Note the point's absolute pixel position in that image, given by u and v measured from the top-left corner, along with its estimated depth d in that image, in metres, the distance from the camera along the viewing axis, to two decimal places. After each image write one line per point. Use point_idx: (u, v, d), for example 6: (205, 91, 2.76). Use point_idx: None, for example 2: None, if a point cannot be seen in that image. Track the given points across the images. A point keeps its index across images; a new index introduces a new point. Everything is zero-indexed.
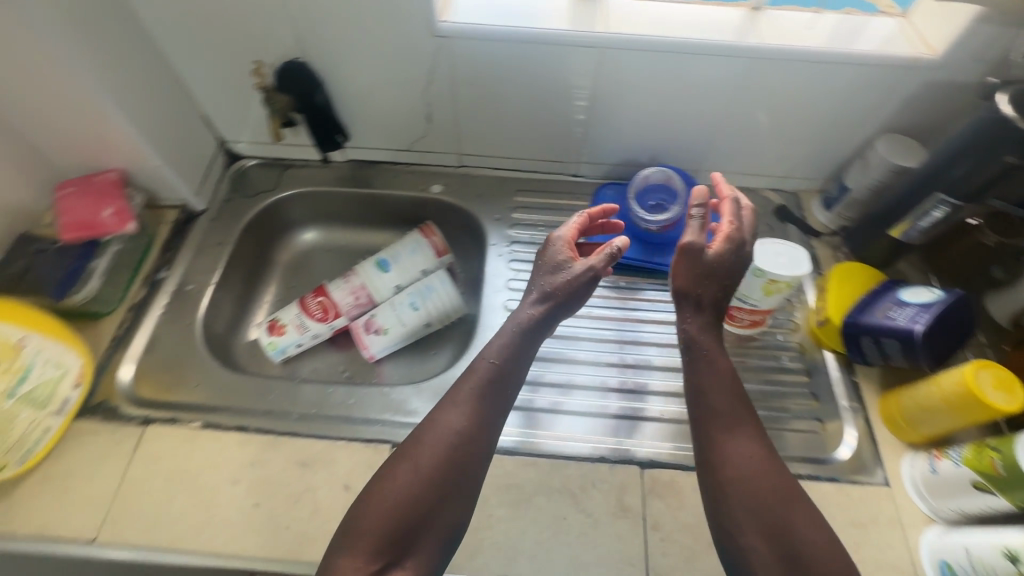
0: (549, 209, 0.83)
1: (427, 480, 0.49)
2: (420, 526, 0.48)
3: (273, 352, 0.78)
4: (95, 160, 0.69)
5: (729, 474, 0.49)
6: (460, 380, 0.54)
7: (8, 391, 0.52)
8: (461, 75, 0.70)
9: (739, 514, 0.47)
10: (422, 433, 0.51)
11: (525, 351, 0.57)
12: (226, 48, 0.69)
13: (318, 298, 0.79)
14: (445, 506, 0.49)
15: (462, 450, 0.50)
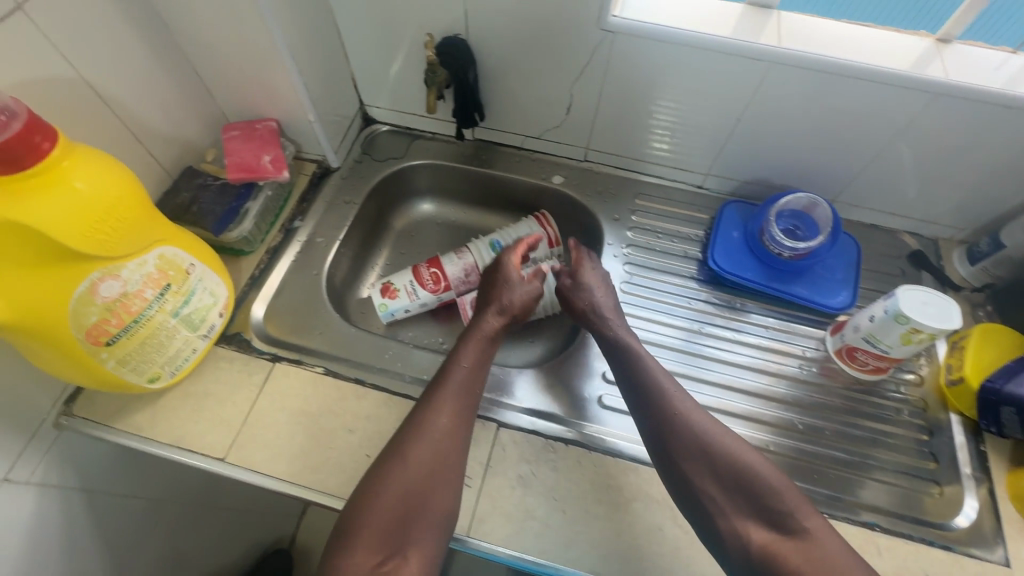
0: (669, 217, 0.82)
1: (423, 471, 0.54)
2: (421, 506, 0.53)
3: (382, 313, 0.81)
4: (257, 108, 0.73)
5: (677, 449, 0.55)
6: (434, 385, 0.60)
7: (177, 311, 0.57)
8: (613, 72, 0.70)
9: (694, 476, 0.54)
10: (410, 439, 0.55)
11: (483, 358, 0.64)
12: (390, 16, 0.71)
13: (431, 269, 0.82)
14: (439, 489, 0.54)
15: (450, 449, 0.56)
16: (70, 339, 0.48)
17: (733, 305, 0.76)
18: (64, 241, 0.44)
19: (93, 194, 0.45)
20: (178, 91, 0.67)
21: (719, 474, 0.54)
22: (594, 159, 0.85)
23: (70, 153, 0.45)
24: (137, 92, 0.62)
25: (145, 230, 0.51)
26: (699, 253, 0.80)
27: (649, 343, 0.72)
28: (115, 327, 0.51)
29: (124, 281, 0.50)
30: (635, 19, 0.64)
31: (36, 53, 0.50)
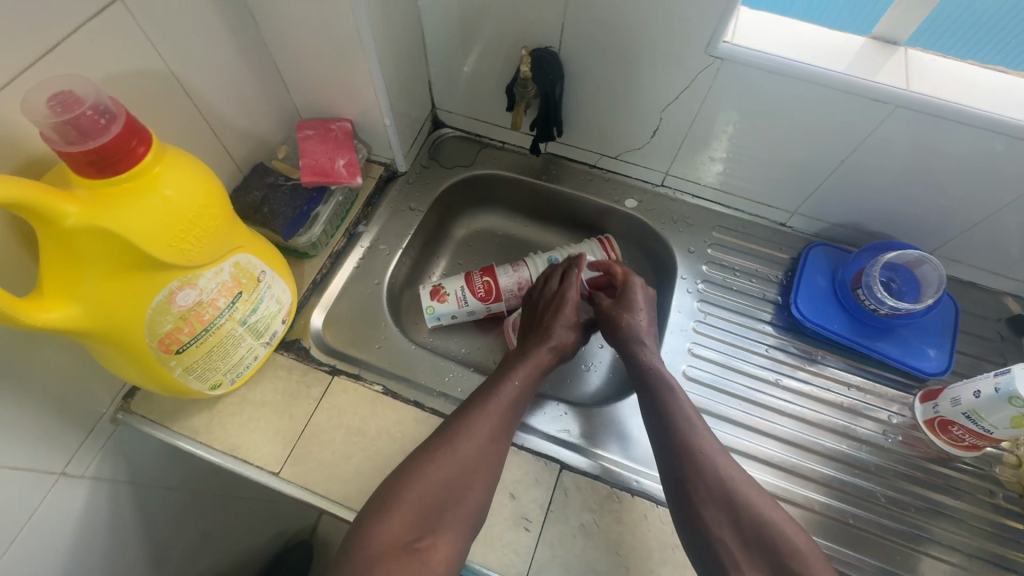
0: (749, 254, 0.78)
1: (467, 463, 0.53)
2: (455, 497, 0.52)
3: (428, 316, 0.76)
4: (333, 107, 0.71)
5: (693, 480, 0.53)
6: (490, 387, 0.59)
7: (245, 319, 0.55)
8: (713, 99, 0.65)
9: (706, 511, 0.52)
10: (462, 432, 0.54)
11: (537, 373, 0.62)
12: (480, 22, 0.68)
13: (485, 277, 0.76)
14: (477, 483, 0.53)
15: (495, 454, 0.54)
16: (144, 346, 0.47)
17: (811, 356, 0.71)
18: (149, 250, 0.42)
19: (180, 202, 0.43)
20: (257, 85, 0.65)
21: (734, 511, 0.51)
22: (671, 184, 0.80)
23: (161, 157, 0.42)
24: (219, 85, 0.60)
25: (225, 239, 0.49)
26: (779, 297, 0.75)
27: (716, 388, 0.68)
28: (187, 335, 0.49)
29: (200, 289, 0.48)
30: (748, 46, 0.59)
31: (130, 44, 0.48)
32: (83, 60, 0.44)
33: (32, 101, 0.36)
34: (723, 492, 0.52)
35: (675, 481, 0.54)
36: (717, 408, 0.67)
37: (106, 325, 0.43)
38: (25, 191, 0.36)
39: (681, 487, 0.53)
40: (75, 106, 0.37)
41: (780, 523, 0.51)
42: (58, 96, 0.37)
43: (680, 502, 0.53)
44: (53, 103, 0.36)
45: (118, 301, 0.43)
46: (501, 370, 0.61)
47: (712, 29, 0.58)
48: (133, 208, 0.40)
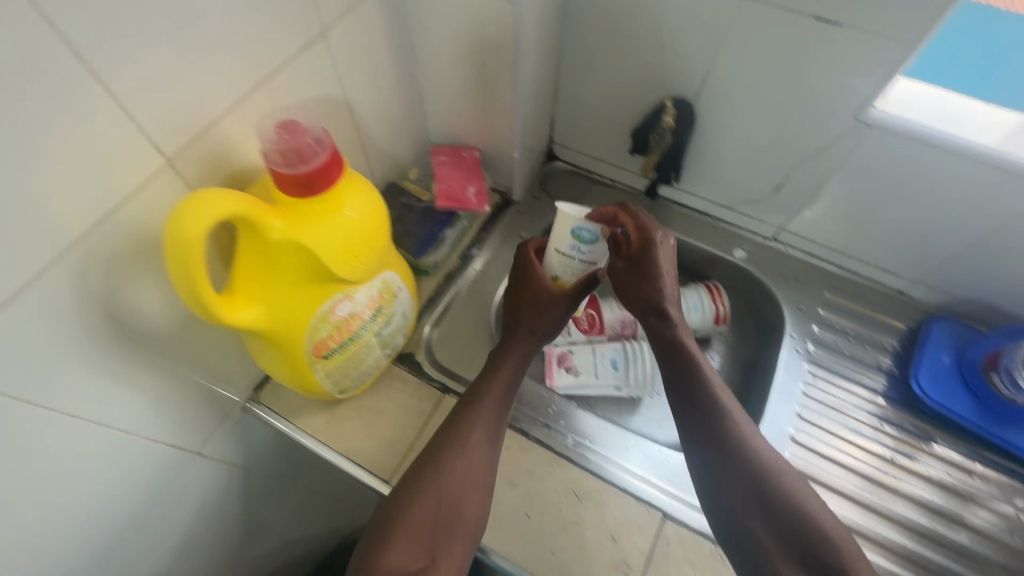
0: (863, 320, 0.75)
1: (458, 481, 0.53)
2: (456, 513, 0.52)
3: None
4: (467, 136, 0.75)
5: (727, 486, 0.53)
6: (468, 404, 0.58)
7: (379, 331, 0.58)
8: (850, 163, 0.65)
9: (744, 516, 0.52)
10: (448, 455, 0.54)
11: (508, 383, 0.61)
12: (618, 70, 0.70)
13: (589, 310, 0.79)
14: (474, 498, 0.53)
15: (481, 467, 0.55)
16: (301, 350, 0.50)
17: (927, 436, 0.68)
18: (329, 264, 0.45)
19: (358, 222, 0.47)
20: (404, 112, 0.70)
21: (768, 512, 0.51)
22: (784, 240, 0.79)
23: (349, 182, 0.46)
24: (377, 112, 0.64)
25: (382, 257, 0.52)
26: (895, 368, 0.73)
27: (818, 453, 0.67)
28: (335, 342, 0.53)
29: (355, 302, 0.51)
30: (901, 117, 0.58)
31: (322, 74, 0.53)
32: (288, 88, 0.49)
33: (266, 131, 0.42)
34: (755, 494, 0.52)
35: (714, 486, 0.54)
36: (824, 477, 0.65)
37: (278, 328, 0.47)
38: (247, 206, 0.40)
39: (718, 494, 0.53)
40: (298, 135, 0.42)
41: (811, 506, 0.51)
42: (286, 127, 0.42)
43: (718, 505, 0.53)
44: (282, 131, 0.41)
45: (293, 308, 0.47)
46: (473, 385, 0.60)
47: (864, 96, 0.58)
48: (324, 226, 0.44)
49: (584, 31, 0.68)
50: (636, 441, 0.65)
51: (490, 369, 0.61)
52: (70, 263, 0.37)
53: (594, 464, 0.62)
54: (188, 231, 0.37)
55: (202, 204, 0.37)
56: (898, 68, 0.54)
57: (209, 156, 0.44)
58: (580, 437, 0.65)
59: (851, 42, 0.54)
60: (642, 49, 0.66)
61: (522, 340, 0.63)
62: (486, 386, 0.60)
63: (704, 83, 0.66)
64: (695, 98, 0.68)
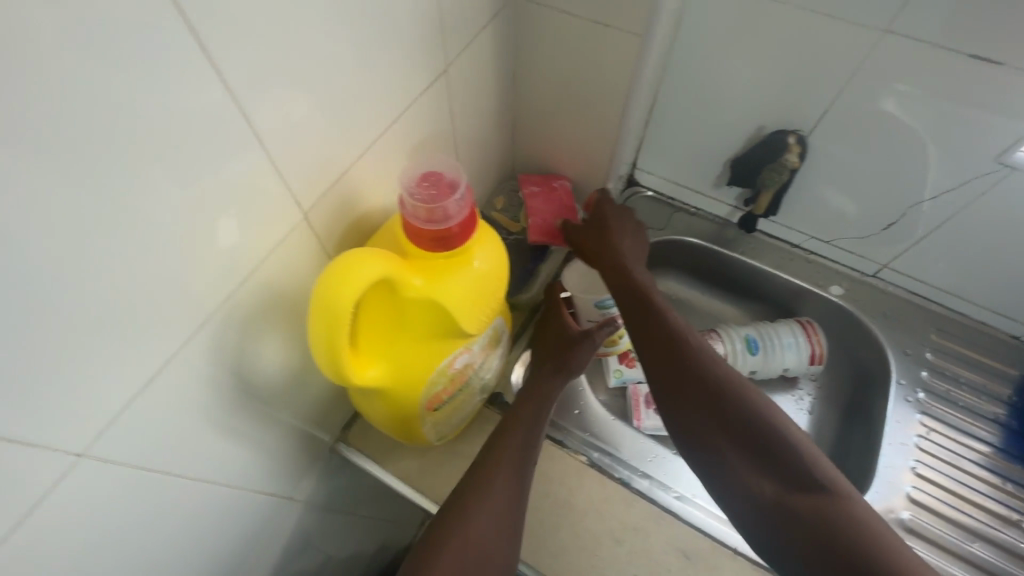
0: (976, 367, 0.71)
1: (485, 532, 0.48)
2: (482, 568, 0.47)
3: (614, 378, 0.76)
4: (557, 165, 0.72)
5: (751, 492, 0.47)
6: (494, 448, 0.53)
7: (483, 378, 0.56)
8: (981, 204, 0.60)
9: (773, 528, 0.46)
10: (475, 498, 0.49)
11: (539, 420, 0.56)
12: (722, 99, 0.67)
13: None
14: (500, 550, 0.48)
15: (508, 513, 0.50)
16: (415, 404, 0.48)
17: None
18: (458, 320, 0.43)
19: (487, 275, 0.44)
20: (497, 141, 0.67)
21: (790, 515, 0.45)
22: (885, 277, 0.75)
23: (480, 233, 0.44)
24: (475, 143, 0.62)
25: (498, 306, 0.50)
26: (1014, 421, 0.67)
27: (932, 509, 0.62)
28: (446, 395, 0.50)
29: (471, 353, 0.49)
30: None
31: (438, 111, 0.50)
32: (410, 128, 0.47)
33: (408, 183, 0.40)
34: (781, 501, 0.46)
35: (738, 492, 0.48)
36: (946, 541, 0.60)
37: (399, 384, 0.45)
38: (389, 265, 0.38)
39: (745, 505, 0.47)
40: (443, 192, 0.39)
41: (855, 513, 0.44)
42: (429, 180, 0.40)
43: (751, 518, 0.47)
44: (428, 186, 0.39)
45: (416, 364, 0.44)
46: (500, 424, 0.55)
47: (1012, 136, 0.53)
48: (458, 281, 0.42)
49: (690, 58, 0.65)
50: None
51: (517, 411, 0.56)
52: (214, 323, 0.36)
53: (702, 521, 0.58)
54: (340, 296, 0.35)
55: (352, 266, 0.35)
56: None
57: (339, 204, 0.42)
58: (682, 490, 0.61)
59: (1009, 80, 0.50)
60: (754, 78, 0.63)
61: (552, 380, 0.59)
62: (512, 428, 0.54)
63: (823, 117, 0.62)
64: (809, 130, 0.64)
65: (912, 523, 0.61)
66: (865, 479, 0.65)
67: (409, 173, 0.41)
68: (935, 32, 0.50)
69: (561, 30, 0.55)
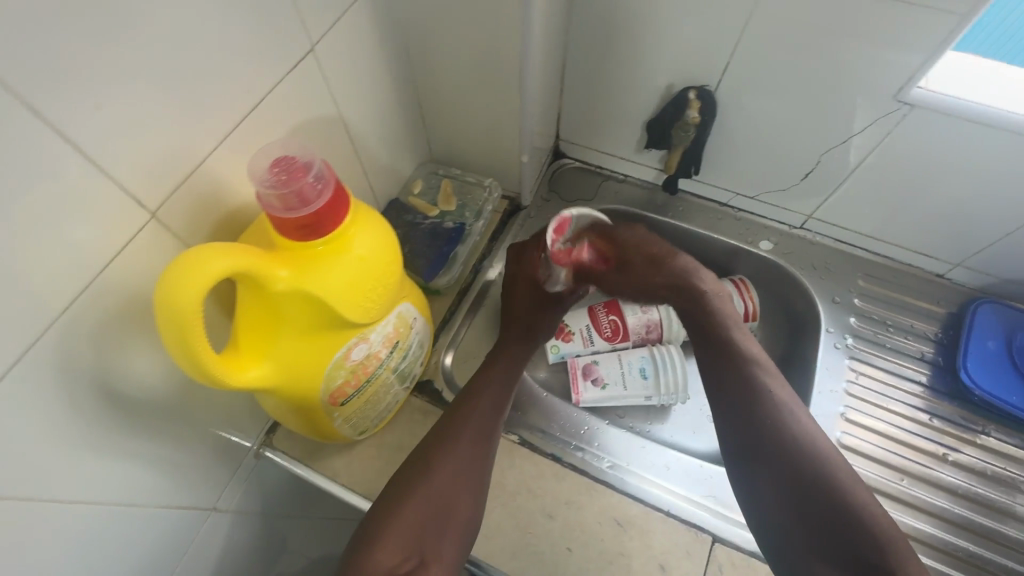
0: (902, 308, 0.71)
1: (448, 483, 0.51)
2: (446, 514, 0.50)
3: (553, 354, 0.75)
4: (472, 141, 0.69)
5: (770, 479, 0.50)
6: (461, 412, 0.56)
7: (396, 367, 0.54)
8: (888, 146, 0.60)
9: (783, 506, 0.49)
10: (441, 449, 0.53)
11: (509, 378, 0.60)
12: (631, 58, 0.65)
13: (610, 315, 0.74)
14: (466, 498, 0.52)
15: (475, 464, 0.53)
16: (315, 400, 0.46)
17: (977, 428, 0.65)
18: (342, 311, 0.41)
19: (371, 261, 0.42)
20: (402, 120, 0.65)
21: (806, 503, 0.48)
22: (811, 227, 0.75)
23: (357, 218, 0.42)
24: (374, 124, 0.59)
25: (397, 292, 0.48)
26: (940, 358, 0.68)
27: (870, 459, 0.63)
28: (352, 388, 0.48)
29: (370, 343, 0.47)
30: (948, 94, 0.53)
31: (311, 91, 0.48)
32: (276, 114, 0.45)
33: (256, 173, 0.37)
34: (794, 484, 0.49)
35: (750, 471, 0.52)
36: (875, 482, 0.62)
37: (290, 382, 0.43)
38: (249, 259, 0.36)
39: (760, 487, 0.50)
40: (299, 174, 0.37)
41: (855, 494, 0.48)
42: (280, 165, 0.37)
43: (758, 494, 0.51)
44: (280, 171, 0.36)
45: (305, 359, 0.42)
46: (471, 382, 0.60)
47: (906, 74, 0.53)
48: (335, 271, 0.40)
49: (594, 18, 0.63)
50: (676, 458, 0.62)
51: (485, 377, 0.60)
52: (58, 339, 0.33)
53: (635, 487, 0.58)
54: (182, 297, 0.33)
55: (196, 265, 0.33)
56: (948, 43, 0.49)
57: (198, 200, 0.39)
58: (617, 459, 0.61)
59: (895, 15, 0.49)
60: (660, 33, 0.61)
61: (513, 343, 0.64)
62: (482, 390, 0.58)
63: (726, 70, 0.61)
64: (718, 84, 0.63)
65: None
66: None
67: (255, 161, 0.37)
68: None
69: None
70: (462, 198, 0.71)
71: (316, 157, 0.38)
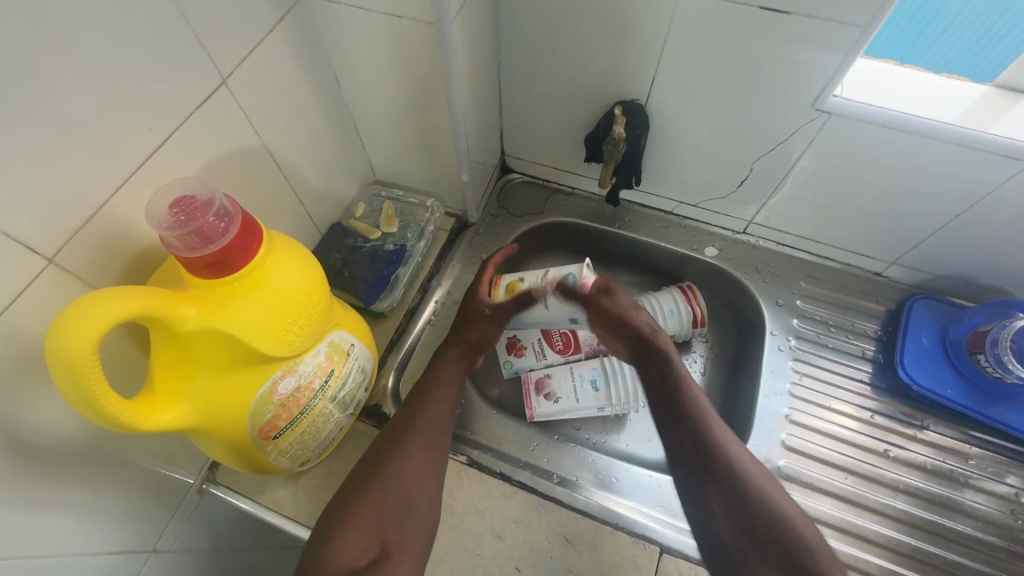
0: (843, 308, 0.73)
1: (405, 477, 0.51)
2: (406, 508, 0.50)
3: (507, 370, 0.73)
4: (412, 161, 0.70)
5: (715, 494, 0.50)
6: (411, 410, 0.56)
7: (335, 397, 0.52)
8: (813, 152, 0.62)
9: (719, 513, 0.49)
10: (390, 451, 0.52)
11: (456, 377, 0.60)
12: (562, 75, 0.66)
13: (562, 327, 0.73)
14: (425, 490, 0.51)
15: (427, 460, 0.53)
16: (244, 435, 0.45)
17: (919, 422, 0.66)
18: (257, 345, 0.40)
19: (288, 292, 0.42)
20: (337, 143, 0.64)
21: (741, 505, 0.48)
22: (754, 232, 0.77)
23: (271, 250, 0.42)
24: (305, 150, 0.59)
25: (326, 320, 0.47)
26: (882, 356, 0.70)
27: (825, 462, 0.64)
28: (284, 421, 0.48)
29: (299, 375, 0.46)
30: (861, 101, 0.55)
31: (229, 124, 0.48)
32: (191, 148, 0.45)
33: (155, 215, 0.37)
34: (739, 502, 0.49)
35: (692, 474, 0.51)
36: (821, 482, 0.63)
37: (212, 420, 0.42)
38: (148, 301, 0.35)
39: (699, 489, 0.50)
40: (199, 213, 0.38)
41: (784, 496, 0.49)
42: (180, 206, 0.37)
43: (695, 496, 0.51)
44: (180, 212, 0.37)
45: (224, 396, 0.42)
46: (417, 385, 0.59)
47: (820, 84, 0.55)
48: (245, 305, 0.39)
49: (523, 37, 0.64)
50: (626, 470, 0.62)
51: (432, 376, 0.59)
52: None
53: (584, 502, 0.59)
54: (71, 344, 0.32)
55: (85, 311, 0.32)
56: (854, 54, 0.51)
57: (103, 243, 0.39)
58: (566, 474, 0.62)
59: (801, 29, 0.51)
60: (585, 50, 0.62)
61: (453, 347, 0.62)
62: (431, 390, 0.58)
63: (654, 84, 0.63)
64: (647, 97, 0.65)
65: (789, 468, 0.63)
66: (745, 433, 0.66)
67: (154, 202, 0.38)
68: None
69: (363, 26, 0.52)
70: (403, 218, 0.72)
71: (217, 193, 0.39)
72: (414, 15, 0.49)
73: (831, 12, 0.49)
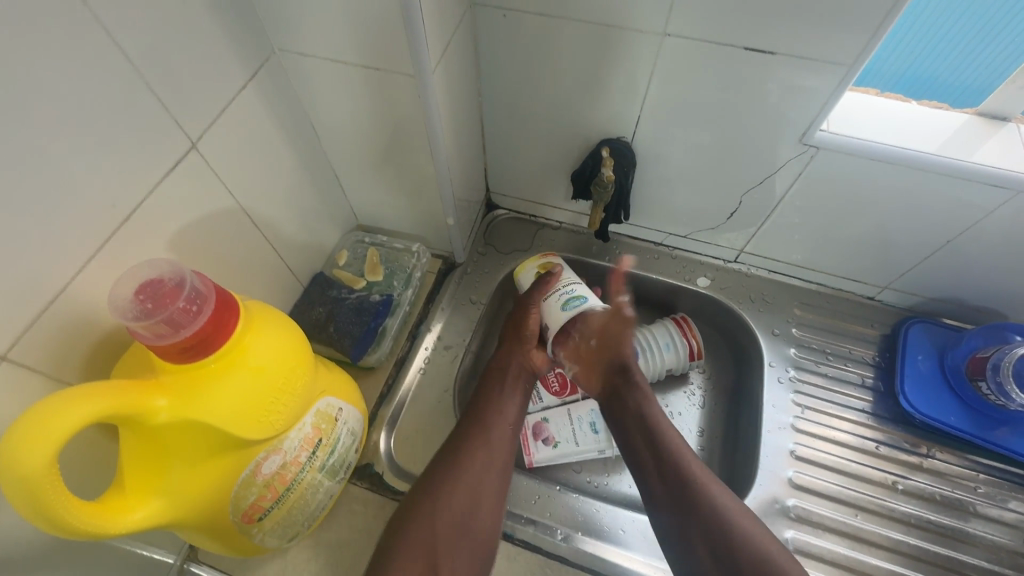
0: (836, 333, 0.72)
1: (460, 495, 0.52)
2: (461, 528, 0.51)
3: None
4: (396, 206, 0.68)
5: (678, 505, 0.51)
6: (469, 428, 0.57)
7: (323, 465, 0.49)
8: (802, 183, 0.61)
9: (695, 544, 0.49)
10: (456, 462, 0.54)
11: (510, 386, 0.62)
12: (546, 114, 0.65)
13: (557, 369, 0.71)
14: (480, 513, 0.52)
15: (486, 472, 0.54)
16: (226, 521, 0.42)
17: (924, 451, 0.65)
18: (239, 430, 0.38)
19: (271, 369, 0.39)
20: (313, 194, 0.62)
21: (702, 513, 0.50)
22: (745, 260, 0.76)
23: (250, 325, 0.39)
24: (281, 205, 0.57)
25: (312, 390, 0.45)
26: (882, 384, 0.69)
27: (833, 505, 0.62)
28: (268, 501, 0.44)
29: (284, 453, 0.43)
30: (849, 135, 0.55)
31: (199, 190, 0.45)
32: (156, 219, 0.42)
33: (120, 302, 0.35)
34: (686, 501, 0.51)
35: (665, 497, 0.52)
36: (832, 521, 0.61)
37: (189, 512, 0.39)
38: (116, 398, 0.33)
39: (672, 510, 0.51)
40: (171, 297, 0.36)
41: None
42: (148, 291, 0.36)
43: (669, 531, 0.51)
44: (147, 300, 0.35)
45: (202, 486, 0.39)
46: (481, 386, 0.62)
47: (804, 119, 0.54)
48: (224, 390, 0.37)
49: (503, 79, 0.63)
50: (632, 520, 0.59)
51: (489, 386, 0.62)
52: None
53: (590, 558, 0.56)
54: (23, 458, 0.29)
55: (41, 417, 0.30)
56: (839, 91, 0.51)
57: (63, 331, 0.37)
58: (571, 529, 0.59)
59: (785, 67, 0.51)
60: (568, 91, 0.61)
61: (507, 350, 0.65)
62: (488, 408, 0.59)
63: (638, 121, 0.62)
64: (631, 134, 0.64)
65: (796, 510, 0.62)
66: (751, 472, 0.65)
67: (119, 289, 0.36)
68: (708, 31, 0.50)
69: (339, 78, 0.51)
70: (389, 266, 0.71)
71: (188, 273, 0.37)
72: (394, 68, 0.48)
73: (813, 50, 0.49)
